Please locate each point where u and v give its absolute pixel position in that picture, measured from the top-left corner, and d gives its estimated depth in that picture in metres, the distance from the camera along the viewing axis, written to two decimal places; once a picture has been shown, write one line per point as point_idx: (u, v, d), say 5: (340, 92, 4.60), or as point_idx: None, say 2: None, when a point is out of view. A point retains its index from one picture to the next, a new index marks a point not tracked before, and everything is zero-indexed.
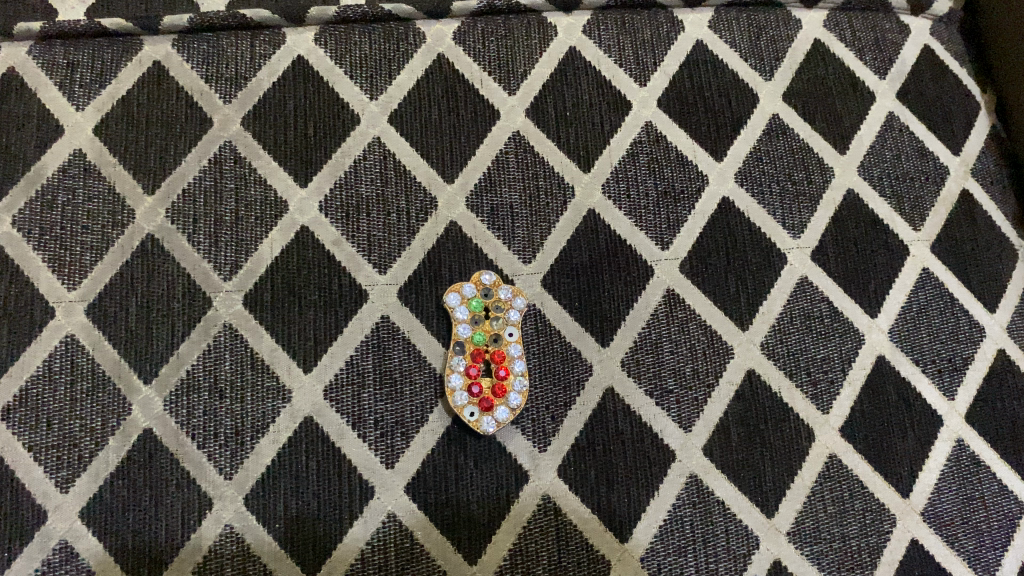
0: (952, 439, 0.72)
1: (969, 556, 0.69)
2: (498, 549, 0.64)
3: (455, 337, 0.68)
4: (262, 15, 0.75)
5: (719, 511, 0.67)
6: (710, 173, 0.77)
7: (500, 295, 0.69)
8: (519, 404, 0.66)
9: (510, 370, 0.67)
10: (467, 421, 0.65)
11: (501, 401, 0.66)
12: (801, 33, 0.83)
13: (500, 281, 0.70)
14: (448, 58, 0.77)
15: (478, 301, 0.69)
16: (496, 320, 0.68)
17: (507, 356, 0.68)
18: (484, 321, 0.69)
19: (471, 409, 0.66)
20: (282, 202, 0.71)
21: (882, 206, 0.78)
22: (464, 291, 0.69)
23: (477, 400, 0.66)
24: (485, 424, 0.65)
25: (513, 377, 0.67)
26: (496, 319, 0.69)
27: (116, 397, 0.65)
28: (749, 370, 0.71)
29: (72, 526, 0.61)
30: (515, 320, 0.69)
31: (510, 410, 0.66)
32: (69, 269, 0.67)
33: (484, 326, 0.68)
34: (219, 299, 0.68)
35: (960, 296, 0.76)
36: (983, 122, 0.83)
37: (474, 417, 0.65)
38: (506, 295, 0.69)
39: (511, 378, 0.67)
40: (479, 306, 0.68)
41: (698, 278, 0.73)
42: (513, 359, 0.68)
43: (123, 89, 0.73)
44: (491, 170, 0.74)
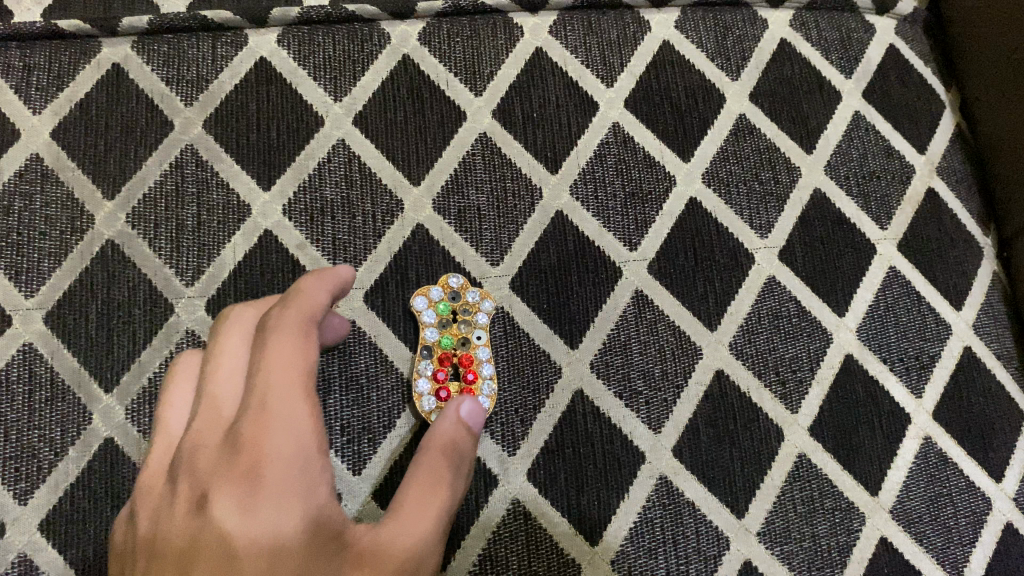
0: (920, 437, 0.72)
1: (936, 553, 0.69)
2: (467, 554, 0.63)
3: (422, 341, 0.67)
4: (224, 17, 0.74)
5: (689, 512, 0.67)
6: (678, 173, 0.76)
7: (468, 297, 0.68)
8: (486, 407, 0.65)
9: (478, 373, 0.67)
10: None
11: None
12: (767, 33, 0.83)
13: (466, 283, 0.69)
14: (413, 59, 0.76)
15: (445, 304, 0.68)
16: (463, 323, 0.68)
17: (475, 360, 0.67)
18: (452, 324, 0.68)
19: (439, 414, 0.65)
20: (244, 205, 0.70)
21: (848, 205, 0.78)
22: (431, 295, 0.68)
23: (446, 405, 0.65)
24: None
25: (481, 381, 0.67)
26: (463, 322, 0.68)
27: (76, 405, 0.63)
28: (718, 370, 0.71)
29: (31, 539, 0.60)
30: (483, 323, 0.68)
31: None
32: (26, 276, 0.66)
33: (451, 329, 0.68)
34: (181, 305, 0.67)
35: (927, 294, 0.77)
36: (947, 121, 0.83)
37: None
38: (474, 297, 0.69)
39: (479, 382, 0.66)
40: (446, 309, 0.68)
41: (667, 279, 0.73)
42: (481, 362, 0.67)
43: (80, 92, 0.71)
44: (457, 171, 0.73)
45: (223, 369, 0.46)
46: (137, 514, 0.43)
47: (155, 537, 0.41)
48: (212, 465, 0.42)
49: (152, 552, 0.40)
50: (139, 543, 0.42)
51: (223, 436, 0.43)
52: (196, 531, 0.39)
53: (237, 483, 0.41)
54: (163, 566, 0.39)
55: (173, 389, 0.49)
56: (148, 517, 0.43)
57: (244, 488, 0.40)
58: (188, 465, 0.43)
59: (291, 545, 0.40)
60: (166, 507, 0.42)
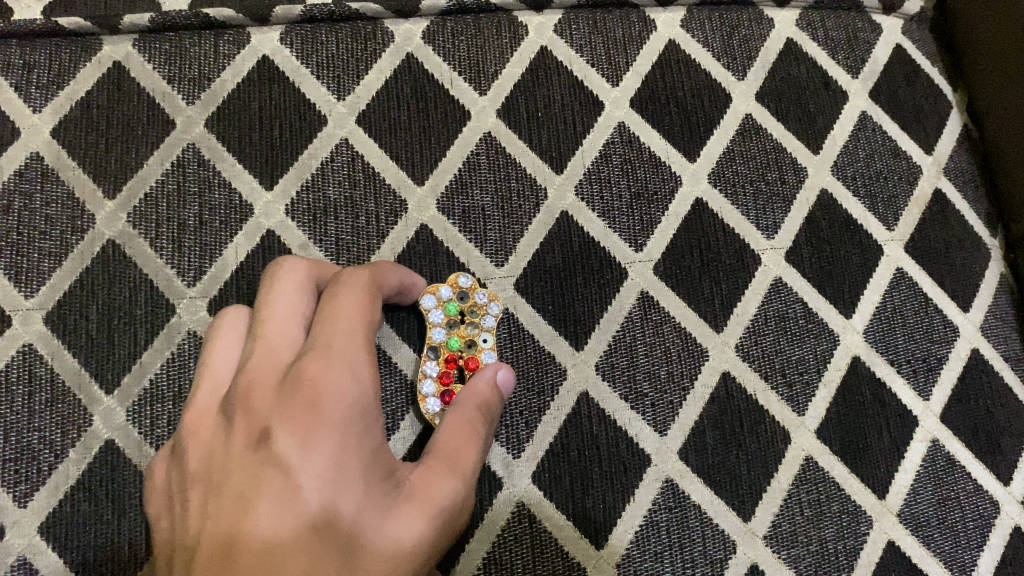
0: (928, 439, 0.72)
1: (944, 557, 0.69)
2: (472, 558, 0.63)
3: (430, 340, 0.66)
4: (227, 15, 0.74)
5: (695, 515, 0.66)
6: (684, 174, 0.76)
7: (477, 299, 0.67)
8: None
9: None
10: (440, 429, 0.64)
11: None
12: (773, 33, 0.82)
13: (475, 284, 0.68)
14: (417, 58, 0.76)
15: (453, 305, 0.67)
16: (471, 325, 0.67)
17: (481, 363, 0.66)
18: (459, 325, 0.67)
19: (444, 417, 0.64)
20: (247, 205, 0.69)
21: (856, 206, 0.78)
22: (441, 293, 0.67)
23: None
24: None
25: None
26: (471, 324, 0.67)
27: (77, 407, 0.63)
28: (724, 372, 0.70)
29: (31, 542, 0.59)
30: (490, 326, 0.67)
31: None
32: (26, 276, 0.65)
33: (459, 331, 0.67)
34: (182, 305, 0.66)
35: (934, 296, 0.76)
36: (955, 121, 0.83)
37: None
38: (482, 299, 0.67)
39: None
40: (454, 311, 0.67)
41: (673, 280, 0.72)
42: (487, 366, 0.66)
43: (81, 90, 0.71)
44: (462, 171, 0.73)
45: (272, 315, 0.50)
46: (187, 450, 0.46)
47: (215, 467, 0.44)
48: (275, 401, 0.45)
49: (214, 479, 0.44)
50: (199, 471, 0.45)
51: (279, 376, 0.47)
52: (260, 458, 0.43)
53: (301, 416, 0.44)
54: (233, 489, 0.42)
55: (219, 339, 0.51)
56: (203, 450, 0.46)
57: (306, 423, 0.44)
58: (245, 404, 0.46)
59: (348, 474, 0.44)
60: (222, 439, 0.45)
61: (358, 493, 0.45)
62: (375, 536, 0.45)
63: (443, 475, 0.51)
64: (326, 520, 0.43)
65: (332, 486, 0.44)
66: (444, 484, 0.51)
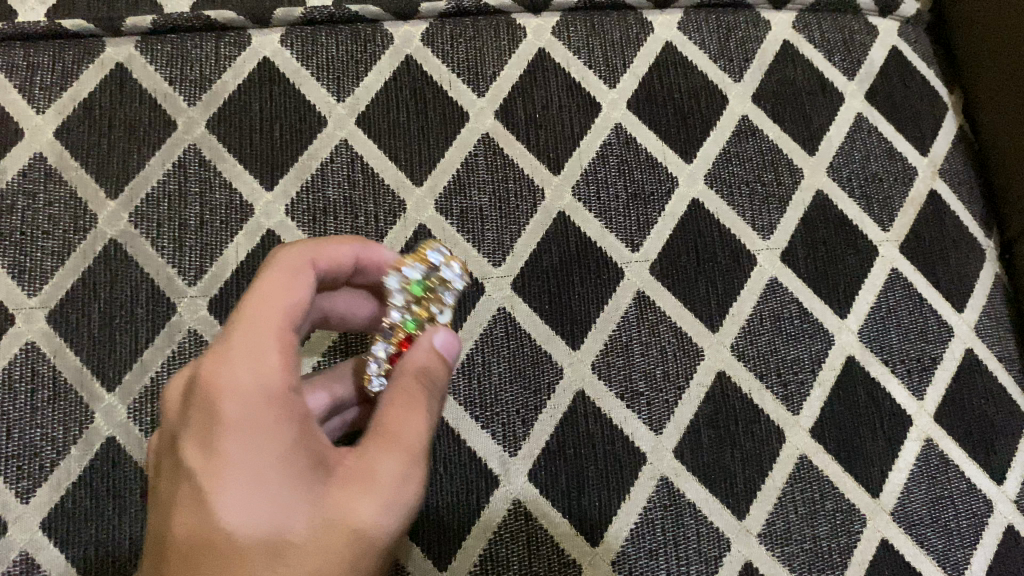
0: (921, 439, 0.72)
1: (937, 556, 0.69)
2: (468, 554, 0.64)
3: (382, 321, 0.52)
4: (227, 16, 0.74)
5: (690, 513, 0.67)
6: (680, 175, 0.77)
7: (444, 274, 0.53)
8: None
9: None
10: None
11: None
12: (770, 35, 0.83)
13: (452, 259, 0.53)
14: (416, 59, 0.76)
15: (417, 282, 0.52)
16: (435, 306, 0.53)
17: None
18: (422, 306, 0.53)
19: None
20: (248, 205, 0.70)
21: (851, 207, 0.78)
22: (405, 267, 0.52)
23: None
24: None
25: None
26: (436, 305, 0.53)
27: (79, 404, 0.64)
28: (719, 372, 0.71)
29: (33, 537, 0.60)
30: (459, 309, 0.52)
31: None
32: (29, 275, 0.66)
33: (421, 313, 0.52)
34: (183, 304, 0.67)
35: (929, 296, 0.76)
36: (950, 123, 0.83)
37: None
38: (451, 275, 0.53)
39: None
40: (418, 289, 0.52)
41: (668, 281, 0.73)
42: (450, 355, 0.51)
43: (84, 92, 0.72)
44: (460, 172, 0.73)
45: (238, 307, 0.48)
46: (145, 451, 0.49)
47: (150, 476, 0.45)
48: (182, 408, 0.43)
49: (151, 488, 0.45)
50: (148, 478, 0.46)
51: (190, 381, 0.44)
52: (172, 469, 0.42)
53: (201, 425, 0.41)
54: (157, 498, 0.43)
55: None
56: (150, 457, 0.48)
57: (203, 432, 0.41)
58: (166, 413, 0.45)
59: (258, 479, 0.40)
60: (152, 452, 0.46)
61: (269, 504, 0.40)
62: (291, 544, 0.40)
63: (376, 463, 0.43)
64: (253, 526, 0.40)
65: (239, 497, 0.40)
66: (386, 468, 0.43)
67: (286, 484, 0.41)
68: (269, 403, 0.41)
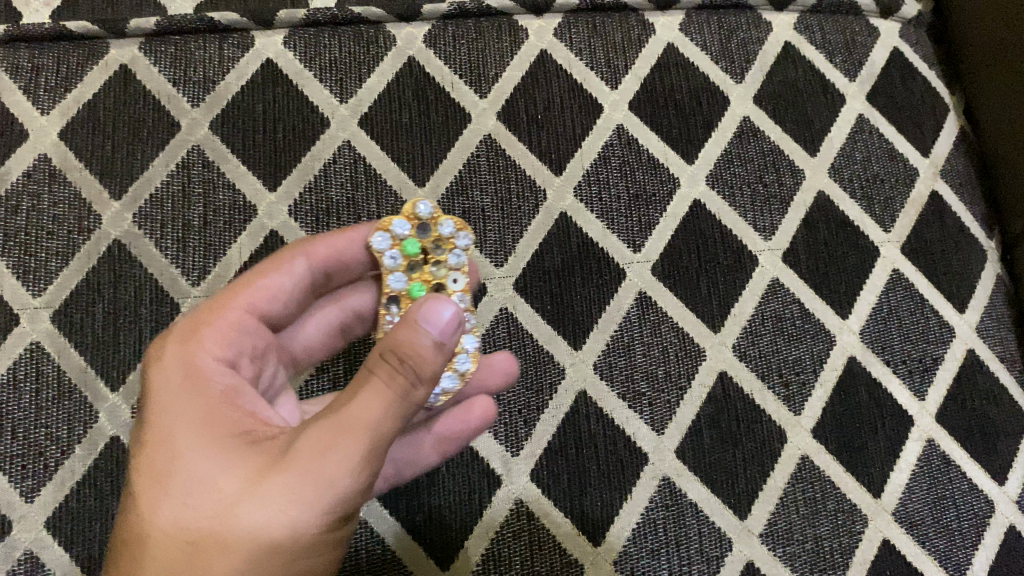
0: (923, 439, 0.72)
1: (939, 556, 0.70)
2: (470, 554, 0.64)
3: (387, 291, 0.53)
4: (231, 18, 0.75)
5: (691, 513, 0.67)
6: (682, 176, 0.77)
7: (441, 231, 0.54)
8: (468, 370, 0.53)
9: None
10: None
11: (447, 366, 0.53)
12: (771, 36, 0.83)
13: (440, 211, 0.55)
14: (418, 61, 0.77)
15: (412, 243, 0.54)
16: (436, 265, 0.55)
17: None
18: (422, 266, 0.55)
19: None
20: (251, 206, 0.70)
21: (852, 208, 0.78)
22: (396, 231, 0.54)
23: None
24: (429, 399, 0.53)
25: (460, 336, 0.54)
26: (436, 263, 0.55)
27: (83, 404, 0.64)
28: (721, 372, 0.71)
29: (38, 536, 0.61)
30: (459, 264, 0.55)
31: (458, 377, 0.53)
32: (33, 276, 0.67)
33: (422, 274, 0.55)
34: (187, 305, 0.67)
35: (930, 297, 0.77)
36: (952, 124, 0.83)
37: None
38: (448, 231, 0.54)
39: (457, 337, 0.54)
40: (414, 250, 0.54)
41: (670, 281, 0.73)
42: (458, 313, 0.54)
43: (88, 93, 0.72)
44: (462, 173, 0.74)
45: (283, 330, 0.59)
46: None
47: None
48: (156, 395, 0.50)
49: None
50: None
51: None
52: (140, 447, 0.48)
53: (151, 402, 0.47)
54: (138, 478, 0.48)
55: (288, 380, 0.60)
56: None
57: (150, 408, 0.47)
58: None
59: (184, 440, 0.45)
60: None
61: (191, 462, 0.44)
62: (208, 495, 0.43)
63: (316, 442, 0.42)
64: (168, 501, 0.43)
65: (170, 455, 0.45)
66: (317, 442, 0.42)
67: (201, 459, 0.44)
68: (184, 393, 0.46)
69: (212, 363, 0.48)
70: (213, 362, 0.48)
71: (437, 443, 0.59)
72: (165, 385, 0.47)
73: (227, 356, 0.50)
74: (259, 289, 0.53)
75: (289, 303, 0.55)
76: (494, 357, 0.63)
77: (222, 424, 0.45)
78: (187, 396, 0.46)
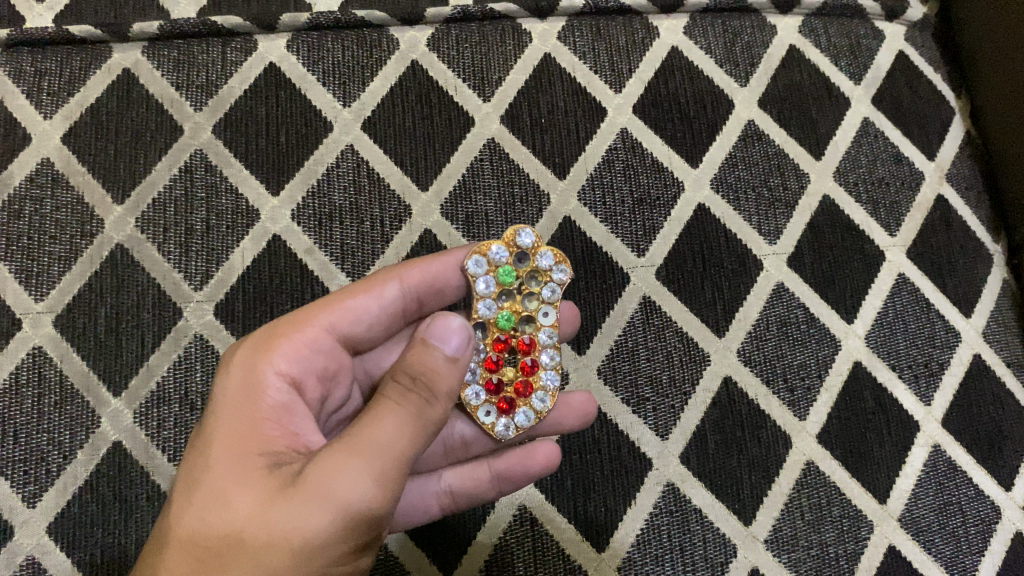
0: (929, 444, 0.72)
1: (945, 562, 0.69)
2: (473, 559, 0.64)
3: (476, 316, 0.54)
4: (234, 22, 0.75)
5: (696, 519, 0.67)
6: (686, 180, 0.76)
7: (540, 262, 0.55)
8: (544, 408, 0.55)
9: (536, 364, 0.56)
10: (482, 423, 0.54)
11: (524, 401, 0.55)
12: (776, 39, 0.83)
13: (540, 241, 0.56)
14: (422, 64, 0.76)
15: (508, 271, 0.55)
16: (528, 296, 0.56)
17: (536, 344, 0.56)
18: (514, 295, 0.56)
19: (487, 409, 0.54)
20: (254, 210, 0.70)
21: (858, 212, 0.78)
22: (494, 256, 0.54)
23: (497, 399, 0.54)
24: (501, 431, 0.54)
25: (540, 370, 0.56)
26: (529, 294, 0.56)
27: (85, 409, 0.64)
28: (725, 377, 0.71)
29: (40, 542, 0.60)
30: (552, 299, 0.56)
31: (532, 414, 0.55)
32: (36, 280, 0.67)
33: (513, 304, 0.56)
34: (190, 309, 0.67)
35: (937, 302, 0.76)
36: (957, 128, 0.83)
37: (490, 420, 0.54)
38: (546, 264, 0.55)
39: (537, 372, 0.56)
40: (509, 279, 0.55)
41: (674, 285, 0.73)
42: (543, 349, 0.56)
43: (91, 97, 0.72)
44: (466, 177, 0.73)
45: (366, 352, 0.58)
46: None
47: None
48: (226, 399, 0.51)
49: None
50: None
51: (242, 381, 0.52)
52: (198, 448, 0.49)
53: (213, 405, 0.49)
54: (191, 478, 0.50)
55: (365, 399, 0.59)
56: None
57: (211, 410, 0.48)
58: None
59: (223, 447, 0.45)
60: None
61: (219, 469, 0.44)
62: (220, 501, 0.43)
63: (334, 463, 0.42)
64: (191, 507, 0.43)
65: (204, 459, 0.45)
66: (332, 462, 0.42)
67: (230, 472, 0.44)
68: (237, 406, 0.47)
69: (276, 377, 0.48)
70: (278, 378, 0.49)
71: (495, 480, 0.59)
72: (224, 394, 0.48)
73: (295, 375, 0.49)
74: (344, 312, 0.53)
75: (374, 327, 0.55)
76: (572, 396, 0.61)
77: (263, 441, 0.45)
78: (240, 406, 0.47)
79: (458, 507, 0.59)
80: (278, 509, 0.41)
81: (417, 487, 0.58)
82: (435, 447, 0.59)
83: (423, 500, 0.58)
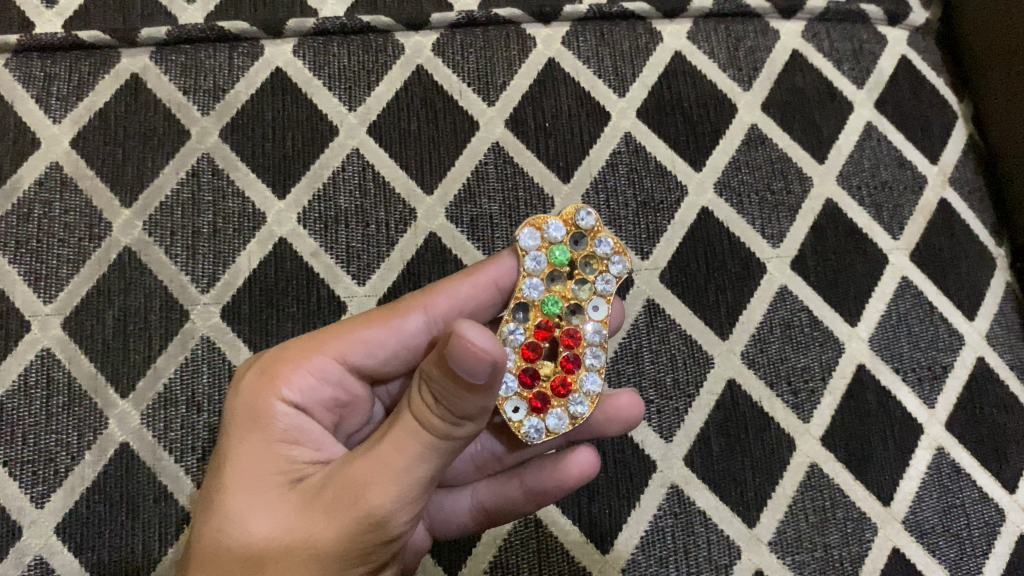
0: (933, 447, 0.72)
1: (950, 565, 0.69)
2: (479, 561, 0.64)
3: (521, 295, 0.52)
4: (241, 28, 0.75)
5: (700, 521, 0.67)
6: (689, 183, 0.77)
7: (597, 248, 0.53)
8: (581, 413, 0.51)
9: (579, 362, 0.52)
10: (509, 419, 0.51)
11: (559, 402, 0.51)
12: (779, 44, 0.83)
13: (601, 226, 0.53)
14: (426, 69, 0.77)
15: (563, 251, 0.52)
16: (580, 283, 0.53)
17: (581, 339, 0.53)
18: (565, 280, 0.53)
19: (517, 405, 0.51)
20: (260, 213, 0.71)
21: (860, 215, 0.78)
22: (549, 232, 0.52)
23: (530, 396, 0.51)
24: (530, 431, 0.51)
25: (582, 371, 0.52)
26: (581, 282, 0.53)
27: (93, 410, 0.64)
28: (729, 380, 0.71)
29: (48, 542, 0.61)
30: (604, 292, 0.53)
31: (566, 418, 0.51)
32: (44, 283, 0.67)
33: (563, 289, 0.53)
34: (196, 312, 0.68)
35: (939, 305, 0.76)
36: (960, 131, 0.83)
37: (518, 417, 0.51)
38: (604, 251, 0.53)
39: (578, 372, 0.52)
40: (563, 260, 0.52)
41: (678, 288, 0.73)
42: (588, 346, 0.53)
43: (100, 102, 0.73)
44: (470, 181, 0.74)
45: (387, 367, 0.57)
46: None
47: None
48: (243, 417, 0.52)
49: None
50: None
51: None
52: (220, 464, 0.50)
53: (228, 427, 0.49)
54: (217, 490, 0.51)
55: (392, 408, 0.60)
56: None
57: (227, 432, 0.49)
58: None
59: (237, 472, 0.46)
60: None
61: (233, 493, 0.45)
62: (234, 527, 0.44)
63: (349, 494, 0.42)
64: (209, 530, 0.45)
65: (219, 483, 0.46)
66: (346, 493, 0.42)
67: (244, 499, 0.45)
68: (251, 434, 0.47)
69: (285, 404, 0.48)
70: (288, 403, 0.49)
71: (528, 496, 0.57)
72: (236, 422, 0.48)
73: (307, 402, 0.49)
74: (357, 340, 0.52)
75: (390, 357, 0.53)
76: (618, 397, 0.59)
77: (277, 468, 0.46)
78: (253, 432, 0.47)
79: (497, 522, 0.60)
80: (290, 537, 0.42)
81: (449, 503, 0.59)
82: (463, 465, 0.59)
83: (456, 517, 0.59)
